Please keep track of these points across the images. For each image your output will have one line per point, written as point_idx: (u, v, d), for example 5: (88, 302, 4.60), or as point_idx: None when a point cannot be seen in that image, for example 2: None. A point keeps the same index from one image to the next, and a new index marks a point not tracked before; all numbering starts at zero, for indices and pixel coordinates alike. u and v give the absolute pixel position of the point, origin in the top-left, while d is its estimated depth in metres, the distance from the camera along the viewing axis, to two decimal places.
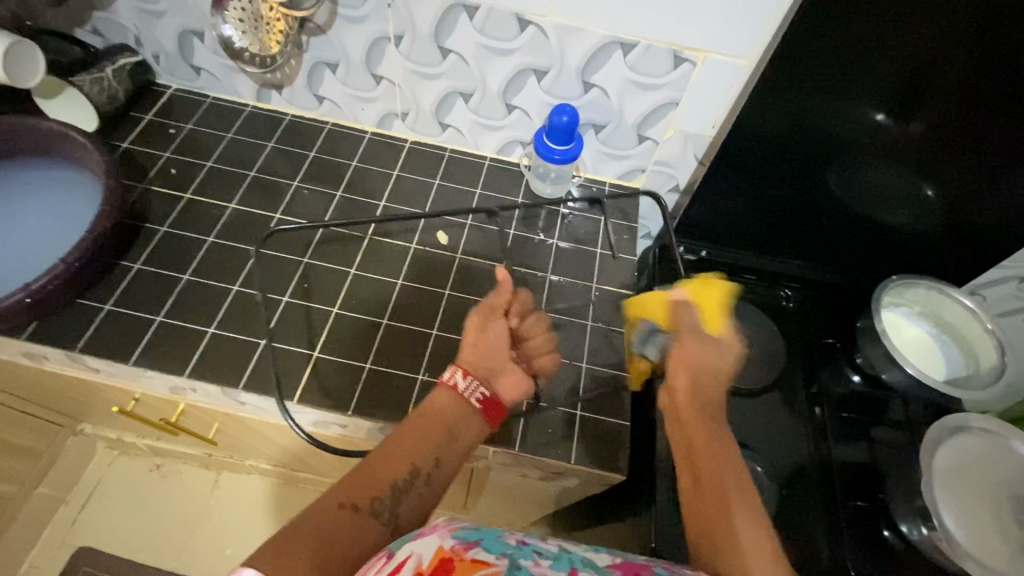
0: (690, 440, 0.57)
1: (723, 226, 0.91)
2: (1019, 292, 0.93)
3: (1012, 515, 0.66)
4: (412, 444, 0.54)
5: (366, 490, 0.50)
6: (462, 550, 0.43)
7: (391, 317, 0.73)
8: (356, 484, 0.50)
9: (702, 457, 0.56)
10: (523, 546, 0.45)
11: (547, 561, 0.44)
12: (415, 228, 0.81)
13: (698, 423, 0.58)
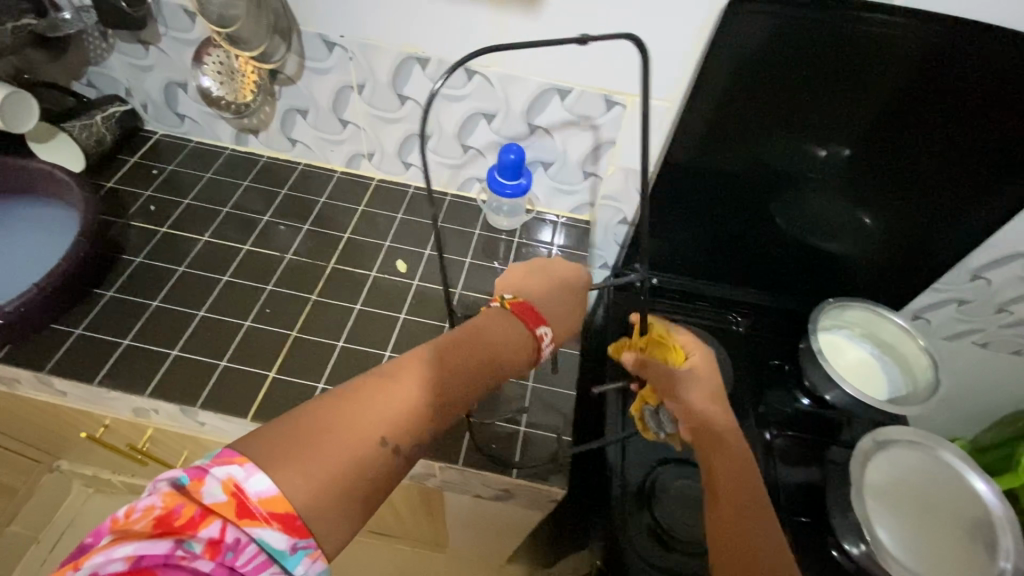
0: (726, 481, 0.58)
1: (671, 258, 0.96)
2: (959, 314, 0.97)
3: (937, 529, 0.67)
4: (451, 380, 0.52)
5: (398, 423, 0.47)
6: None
7: (347, 339, 0.77)
8: (395, 417, 0.47)
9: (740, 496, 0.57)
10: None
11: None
12: (376, 257, 0.86)
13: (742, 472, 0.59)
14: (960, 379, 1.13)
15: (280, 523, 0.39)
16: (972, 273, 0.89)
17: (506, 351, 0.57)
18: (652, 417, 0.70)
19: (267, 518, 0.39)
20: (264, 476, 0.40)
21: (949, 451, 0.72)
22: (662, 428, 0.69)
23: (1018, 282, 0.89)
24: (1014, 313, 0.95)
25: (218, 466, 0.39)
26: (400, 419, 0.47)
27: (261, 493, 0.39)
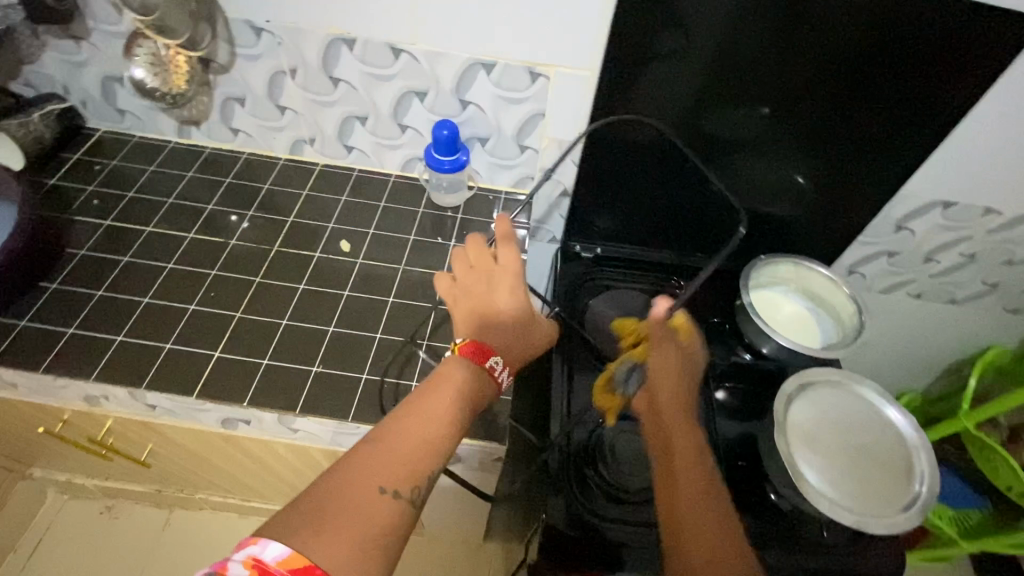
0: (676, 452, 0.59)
1: (614, 227, 1.01)
2: (890, 266, 1.02)
3: (851, 459, 0.72)
4: (436, 421, 0.54)
5: (403, 474, 0.49)
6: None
7: (291, 318, 0.78)
8: (389, 466, 0.49)
9: (681, 439, 0.60)
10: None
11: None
12: (320, 239, 0.88)
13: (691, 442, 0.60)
14: (900, 332, 1.18)
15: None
16: (896, 224, 0.93)
17: (479, 386, 0.59)
18: (626, 371, 0.77)
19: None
20: (279, 543, 0.42)
21: (867, 391, 0.77)
22: (630, 383, 0.76)
23: (938, 231, 0.94)
24: (940, 262, 1.00)
25: (236, 551, 0.41)
26: (405, 473, 0.49)
27: (277, 558, 0.41)
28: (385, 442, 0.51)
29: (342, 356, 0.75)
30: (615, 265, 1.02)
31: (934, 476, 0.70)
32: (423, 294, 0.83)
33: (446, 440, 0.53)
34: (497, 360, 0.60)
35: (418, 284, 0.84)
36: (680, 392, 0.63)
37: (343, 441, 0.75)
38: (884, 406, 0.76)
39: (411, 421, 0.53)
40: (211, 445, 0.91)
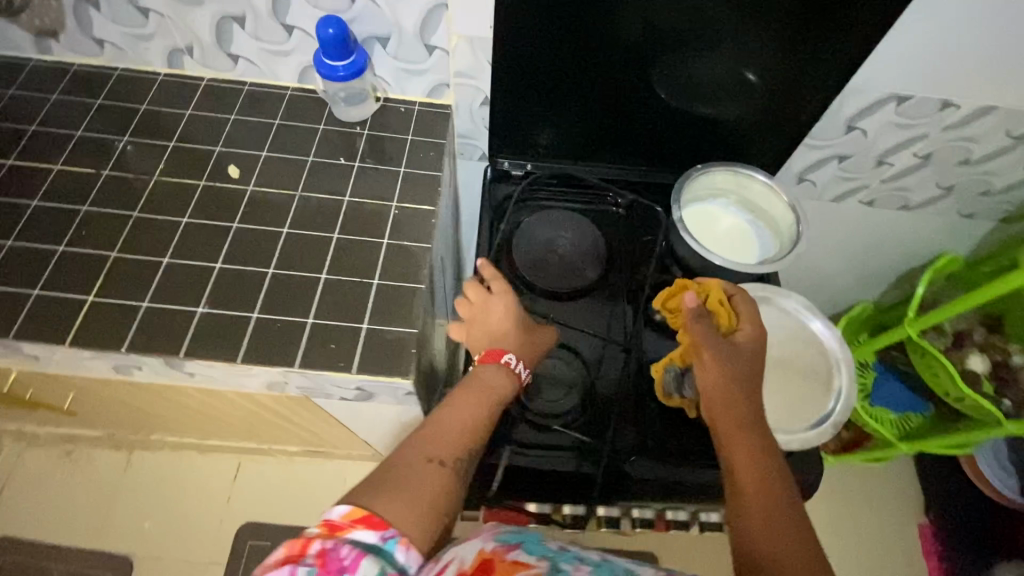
0: (728, 424, 0.63)
1: (545, 139, 0.91)
2: (841, 171, 0.95)
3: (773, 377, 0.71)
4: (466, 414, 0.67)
5: (444, 448, 0.63)
6: (504, 552, 0.59)
7: (173, 255, 0.70)
8: (434, 441, 0.64)
9: (738, 431, 0.62)
10: (562, 551, 0.61)
11: (587, 566, 0.59)
12: (206, 163, 0.78)
13: (745, 418, 0.63)
14: (855, 242, 1.13)
15: (364, 523, 0.54)
16: (846, 123, 0.86)
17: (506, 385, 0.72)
18: (672, 377, 0.76)
19: (354, 524, 0.54)
20: (343, 503, 0.56)
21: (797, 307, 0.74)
22: (681, 387, 0.75)
23: (892, 129, 0.86)
24: (893, 165, 0.93)
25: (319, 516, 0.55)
26: (446, 447, 0.64)
27: (343, 514, 0.54)
28: (430, 430, 0.65)
29: (229, 293, 0.68)
30: (546, 182, 0.94)
31: (851, 394, 0.69)
32: (322, 221, 0.74)
33: (478, 425, 0.67)
34: (512, 357, 0.74)
35: (315, 210, 0.75)
36: (734, 390, 0.64)
37: (244, 383, 0.70)
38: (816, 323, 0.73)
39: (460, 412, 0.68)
40: (124, 391, 0.86)
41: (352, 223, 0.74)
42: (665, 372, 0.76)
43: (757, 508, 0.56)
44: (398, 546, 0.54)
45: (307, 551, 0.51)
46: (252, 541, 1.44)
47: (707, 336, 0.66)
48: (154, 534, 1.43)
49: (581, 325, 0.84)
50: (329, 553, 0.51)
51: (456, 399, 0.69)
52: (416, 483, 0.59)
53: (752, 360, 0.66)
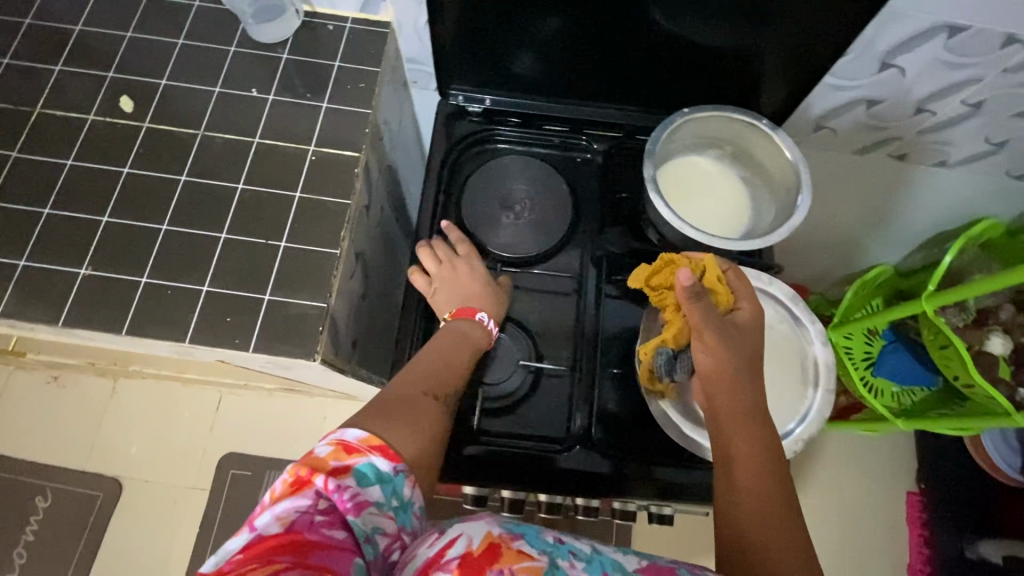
0: (731, 413, 0.54)
1: (507, 68, 0.76)
2: (868, 118, 0.78)
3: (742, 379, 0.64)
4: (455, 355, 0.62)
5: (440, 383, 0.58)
6: (509, 539, 0.42)
7: (55, 205, 0.62)
8: (432, 378, 0.59)
9: (742, 419, 0.54)
10: (561, 543, 0.44)
11: (581, 563, 0.43)
12: (97, 93, 0.66)
13: (749, 405, 0.54)
14: (878, 201, 0.98)
15: (382, 452, 0.49)
16: (880, 60, 0.68)
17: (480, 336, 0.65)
18: (664, 360, 0.63)
19: (370, 451, 0.48)
20: (356, 426, 0.50)
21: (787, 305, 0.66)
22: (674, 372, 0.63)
23: (938, 69, 0.69)
24: (935, 113, 0.76)
25: (323, 438, 0.49)
26: (435, 384, 0.58)
27: (358, 437, 0.49)
28: (421, 367, 0.60)
29: (116, 253, 0.60)
30: (510, 121, 0.80)
31: (820, 417, 0.61)
32: (226, 168, 0.63)
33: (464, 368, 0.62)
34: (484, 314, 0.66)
35: (218, 155, 0.64)
36: (736, 373, 0.54)
37: (144, 351, 0.63)
38: (805, 328, 0.66)
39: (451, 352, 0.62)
40: None
41: (260, 171, 0.64)
42: (656, 354, 0.64)
43: (757, 507, 0.49)
44: (407, 481, 0.49)
45: (315, 478, 0.45)
46: (233, 471, 1.46)
47: (704, 312, 0.53)
48: (140, 459, 1.47)
49: (534, 295, 0.74)
50: (338, 481, 0.45)
51: (442, 342, 0.63)
52: (418, 417, 0.54)
53: (748, 341, 0.57)
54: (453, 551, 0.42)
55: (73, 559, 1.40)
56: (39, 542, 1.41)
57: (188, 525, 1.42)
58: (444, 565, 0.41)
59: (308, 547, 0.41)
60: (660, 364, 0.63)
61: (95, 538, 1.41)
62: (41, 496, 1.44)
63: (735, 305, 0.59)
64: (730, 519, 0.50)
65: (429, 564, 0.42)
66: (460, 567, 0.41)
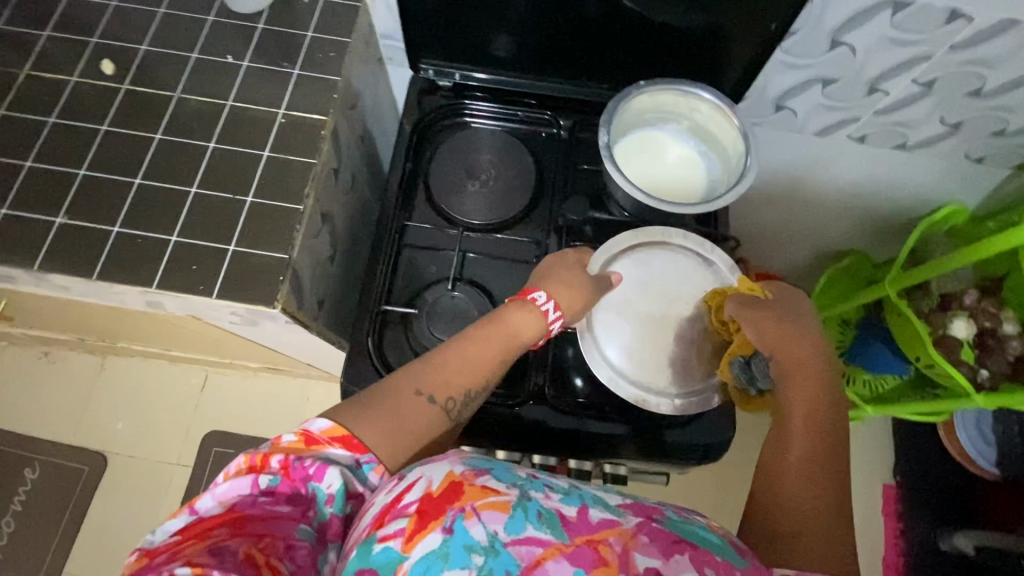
0: (792, 373, 0.58)
1: (477, 43, 0.78)
2: (825, 98, 0.81)
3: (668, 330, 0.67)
4: (496, 349, 0.59)
5: (445, 386, 0.56)
6: (473, 476, 0.47)
7: (36, 159, 0.65)
8: (444, 373, 0.57)
9: (803, 380, 0.58)
10: (534, 479, 0.49)
11: (557, 494, 0.47)
12: (80, 57, 0.70)
13: (811, 367, 0.58)
14: (843, 184, 1.00)
15: (342, 443, 0.50)
16: (829, 38, 0.71)
17: (528, 332, 0.61)
18: (740, 370, 0.63)
19: (331, 442, 0.50)
20: (323, 416, 0.51)
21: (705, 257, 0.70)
22: (756, 379, 0.62)
23: (886, 46, 0.71)
24: (888, 93, 0.79)
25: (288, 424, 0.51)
26: (441, 386, 0.56)
27: (320, 429, 0.50)
28: (441, 358, 0.58)
29: (90, 204, 0.63)
30: (478, 96, 0.82)
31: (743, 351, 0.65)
32: (199, 128, 0.66)
33: (490, 370, 0.59)
34: (541, 294, 0.62)
35: (192, 115, 0.67)
36: (797, 339, 0.59)
37: (117, 300, 0.66)
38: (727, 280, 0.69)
39: (484, 347, 0.59)
40: (36, 300, 0.85)
41: (231, 131, 0.67)
42: (731, 366, 0.63)
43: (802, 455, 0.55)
44: (373, 472, 0.51)
45: (270, 457, 0.48)
46: (217, 448, 1.48)
47: (760, 310, 0.61)
48: (127, 435, 1.50)
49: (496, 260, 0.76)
50: (295, 461, 0.49)
51: (478, 331, 0.60)
52: (403, 421, 0.53)
53: (807, 319, 0.61)
54: (412, 494, 0.46)
55: (58, 531, 1.42)
56: (26, 513, 1.44)
57: (171, 500, 1.45)
58: (402, 508, 0.45)
59: (247, 521, 0.45)
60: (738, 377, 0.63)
61: (81, 510, 1.44)
62: (30, 468, 1.47)
63: (773, 295, 0.64)
64: (776, 461, 0.56)
65: (387, 509, 0.46)
66: (421, 505, 0.45)
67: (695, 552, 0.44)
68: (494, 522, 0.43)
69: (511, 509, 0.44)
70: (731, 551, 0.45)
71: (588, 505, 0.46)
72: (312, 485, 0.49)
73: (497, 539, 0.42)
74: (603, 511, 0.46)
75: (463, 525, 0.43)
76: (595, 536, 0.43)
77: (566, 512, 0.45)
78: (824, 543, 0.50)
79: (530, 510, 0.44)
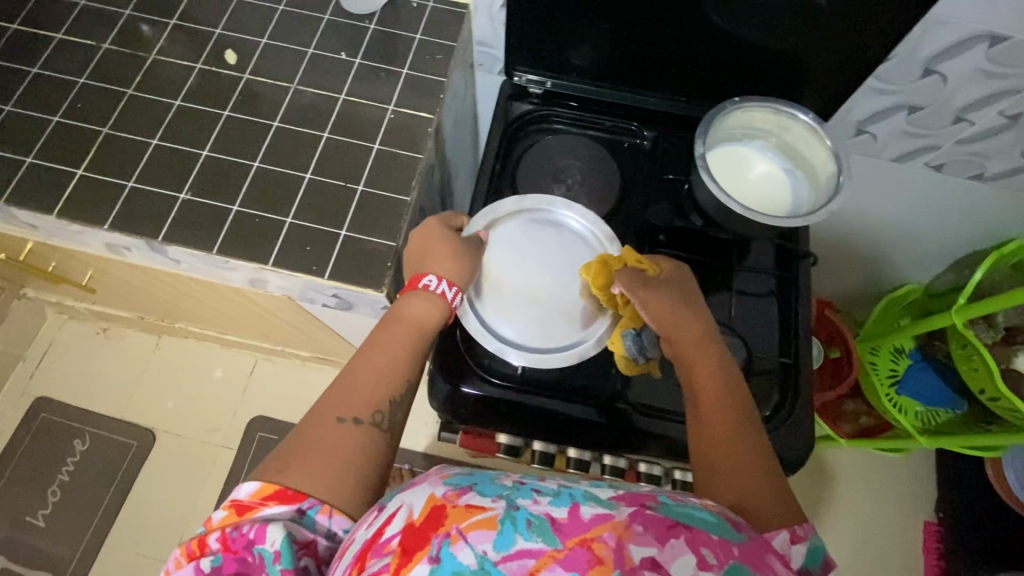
0: (687, 344, 0.62)
1: (574, 55, 0.82)
2: (909, 125, 0.82)
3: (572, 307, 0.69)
4: (381, 360, 0.59)
5: (363, 406, 0.57)
6: (454, 498, 0.45)
7: (162, 138, 0.69)
8: (337, 398, 0.57)
9: (696, 349, 0.62)
10: (520, 486, 0.47)
11: (546, 497, 0.45)
12: (204, 47, 0.75)
13: (702, 336, 0.62)
14: (911, 212, 1.01)
15: (274, 500, 0.52)
16: (924, 66, 0.73)
17: (433, 317, 0.62)
18: (632, 343, 0.66)
19: (263, 502, 0.52)
20: (251, 480, 0.53)
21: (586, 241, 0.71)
22: (644, 351, 0.66)
23: (978, 78, 0.73)
24: (973, 123, 0.80)
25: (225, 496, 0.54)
26: (364, 403, 0.57)
27: (248, 493, 0.53)
28: (338, 385, 0.58)
29: (212, 183, 0.68)
30: (566, 104, 0.86)
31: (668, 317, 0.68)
32: (314, 119, 0.72)
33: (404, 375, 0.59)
34: (433, 278, 0.62)
35: (307, 107, 0.73)
36: (682, 315, 0.63)
37: (223, 274, 0.70)
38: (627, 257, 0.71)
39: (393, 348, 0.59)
40: (125, 273, 0.89)
41: (343, 124, 0.72)
42: (623, 340, 0.66)
43: (720, 427, 0.56)
44: (318, 514, 0.51)
45: (212, 536, 0.52)
46: (261, 433, 1.52)
47: (646, 287, 0.64)
48: (174, 413, 1.54)
49: None
50: (235, 531, 0.52)
51: (384, 341, 0.60)
52: (332, 455, 0.54)
53: (686, 288, 0.66)
54: (393, 528, 0.45)
55: (102, 503, 1.45)
56: (72, 484, 1.46)
57: (214, 481, 1.48)
58: (384, 544, 0.44)
59: None
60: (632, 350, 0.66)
61: (126, 485, 1.47)
62: (79, 440, 1.50)
63: (661, 270, 0.67)
64: (698, 433, 0.57)
65: (369, 546, 0.45)
66: (404, 539, 0.43)
67: (690, 534, 0.43)
68: (482, 541, 0.41)
69: (499, 525, 0.43)
70: (729, 527, 0.46)
71: (579, 503, 0.45)
72: (259, 546, 0.51)
73: (487, 560, 0.41)
74: (595, 507, 0.44)
75: (450, 551, 0.41)
76: (589, 535, 0.42)
77: (556, 515, 0.43)
78: (762, 506, 0.51)
79: (519, 521, 0.43)
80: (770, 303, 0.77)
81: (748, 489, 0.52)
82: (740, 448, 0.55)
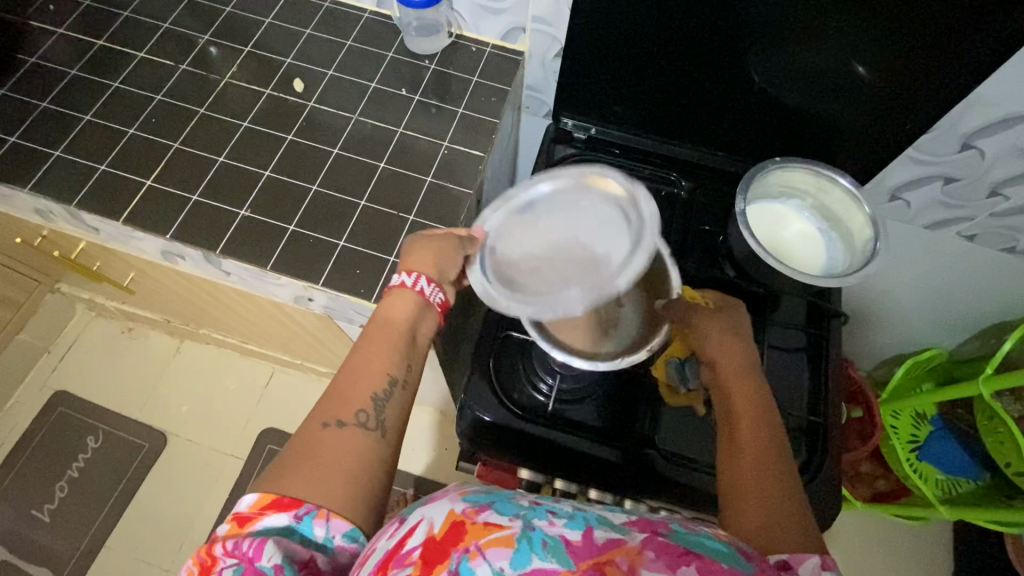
0: (726, 369, 0.62)
1: (619, 106, 0.85)
2: (943, 195, 0.85)
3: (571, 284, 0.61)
4: (364, 372, 0.57)
5: (348, 407, 0.55)
6: (473, 514, 0.45)
7: (227, 156, 0.74)
8: (322, 404, 0.56)
9: (738, 383, 0.61)
10: (536, 506, 0.46)
11: (561, 519, 0.45)
12: (275, 74, 0.80)
13: (742, 365, 0.62)
14: (940, 277, 1.02)
15: (272, 507, 0.50)
16: (961, 140, 0.76)
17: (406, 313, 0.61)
18: (675, 370, 0.70)
19: (262, 511, 0.50)
20: (250, 491, 0.51)
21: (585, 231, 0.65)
22: (686, 378, 0.70)
23: (1015, 155, 0.75)
24: (1008, 199, 0.82)
25: (221, 523, 0.51)
26: (374, 415, 0.56)
27: (247, 504, 0.50)
28: (328, 392, 0.57)
29: (271, 202, 0.71)
30: (610, 149, 0.89)
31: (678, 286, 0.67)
32: (371, 148, 0.76)
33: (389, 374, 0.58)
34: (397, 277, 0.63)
35: (366, 137, 0.77)
36: (727, 342, 0.63)
37: (270, 287, 0.73)
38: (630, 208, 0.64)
39: (373, 343, 0.59)
40: (170, 278, 0.92)
41: (398, 155, 0.76)
42: (667, 366, 0.71)
43: (750, 453, 0.55)
44: (316, 520, 0.49)
45: (215, 553, 0.49)
46: (270, 445, 1.52)
47: (694, 316, 0.65)
48: (187, 418, 1.55)
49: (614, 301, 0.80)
50: (231, 546, 0.49)
51: (364, 344, 0.59)
52: (320, 460, 0.52)
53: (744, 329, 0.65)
54: (415, 539, 0.45)
55: (107, 503, 1.45)
56: (80, 480, 1.47)
57: (219, 489, 1.47)
58: (406, 555, 0.44)
59: None
60: (671, 373, 0.71)
61: (132, 486, 1.47)
62: (91, 436, 1.51)
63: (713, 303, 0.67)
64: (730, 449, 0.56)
65: (390, 556, 0.45)
66: (425, 551, 0.43)
67: (702, 564, 0.42)
68: (499, 558, 0.41)
69: (517, 543, 0.42)
70: (742, 561, 0.44)
71: (592, 526, 0.44)
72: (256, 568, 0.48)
73: None
74: (608, 531, 0.44)
75: (468, 566, 0.41)
76: (602, 558, 0.42)
77: (570, 538, 0.43)
78: (791, 535, 0.50)
79: (534, 541, 0.42)
80: (799, 359, 0.77)
81: (770, 515, 0.51)
82: (771, 474, 0.54)
